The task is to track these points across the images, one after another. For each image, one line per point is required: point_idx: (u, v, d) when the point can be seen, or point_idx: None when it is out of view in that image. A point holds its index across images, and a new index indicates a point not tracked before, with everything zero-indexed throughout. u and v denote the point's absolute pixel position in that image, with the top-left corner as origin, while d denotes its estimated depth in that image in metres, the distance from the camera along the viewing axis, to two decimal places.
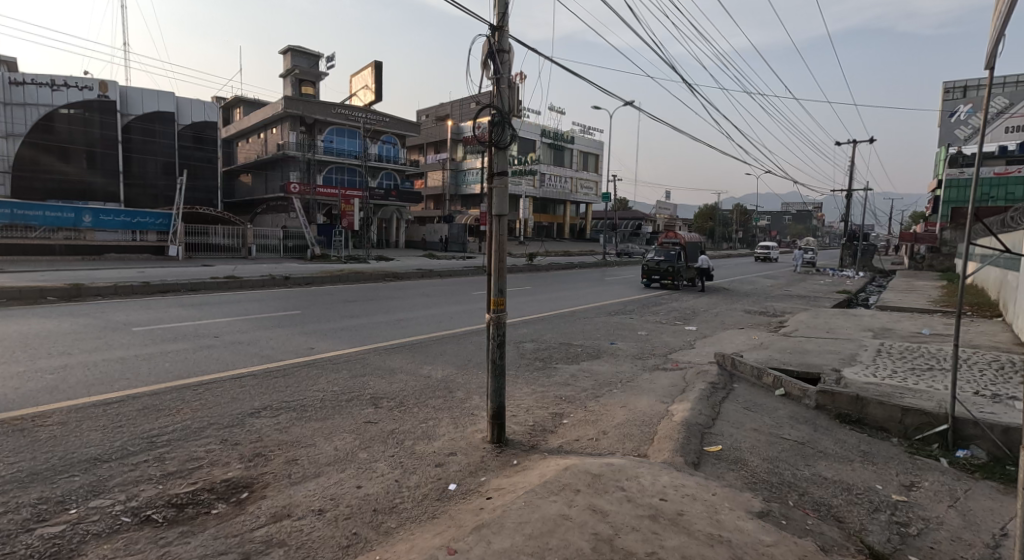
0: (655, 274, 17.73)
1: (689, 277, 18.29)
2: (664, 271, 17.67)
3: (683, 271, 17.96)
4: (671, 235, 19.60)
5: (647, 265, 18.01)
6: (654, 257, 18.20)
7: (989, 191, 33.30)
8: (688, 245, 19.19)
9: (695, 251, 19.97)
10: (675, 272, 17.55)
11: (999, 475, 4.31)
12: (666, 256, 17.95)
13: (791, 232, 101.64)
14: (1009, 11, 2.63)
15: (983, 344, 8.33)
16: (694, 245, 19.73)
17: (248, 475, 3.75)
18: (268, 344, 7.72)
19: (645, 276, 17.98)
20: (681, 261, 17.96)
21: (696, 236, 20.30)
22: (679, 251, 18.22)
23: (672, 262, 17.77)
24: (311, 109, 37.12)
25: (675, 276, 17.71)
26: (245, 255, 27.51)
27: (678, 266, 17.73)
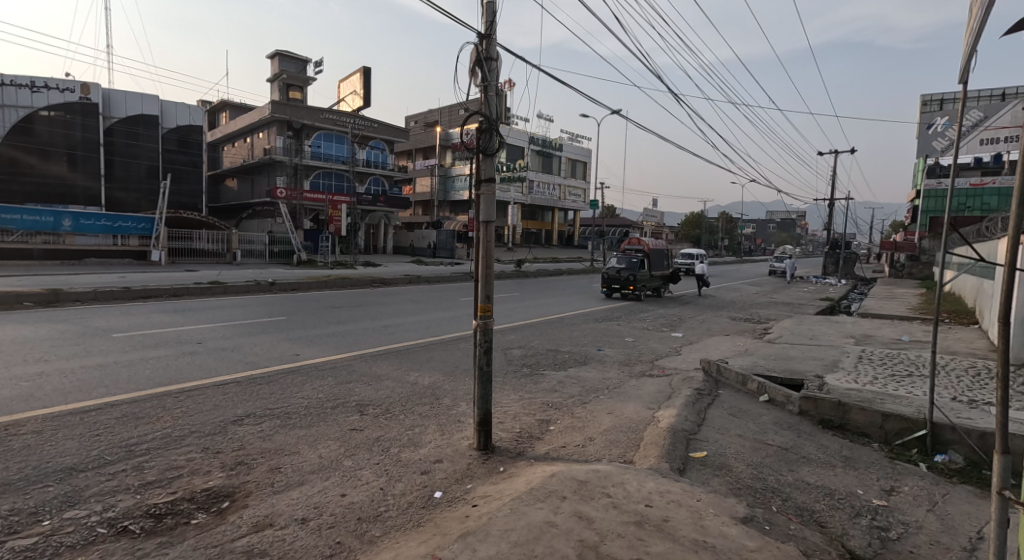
0: (615, 283, 17.09)
1: (649, 286, 17.71)
2: (624, 280, 17.01)
3: (644, 281, 17.32)
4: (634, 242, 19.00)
5: (607, 273, 17.37)
6: (615, 265, 17.53)
7: (964, 202, 33.83)
8: (654, 251, 18.36)
9: (662, 257, 19.09)
10: (635, 282, 16.89)
11: (975, 480, 4.39)
12: (628, 264, 17.28)
13: (776, 240, 102.78)
14: (981, 27, 2.61)
15: (960, 351, 8.51)
16: (659, 252, 18.93)
17: (230, 484, 3.70)
18: (253, 351, 7.61)
19: (605, 285, 17.32)
20: (643, 269, 17.33)
21: (664, 242, 19.54)
22: (641, 258, 17.52)
23: (634, 270, 17.12)
24: (299, 113, 37.07)
25: (636, 286, 17.09)
26: (229, 260, 27.20)
27: (639, 275, 17.08)
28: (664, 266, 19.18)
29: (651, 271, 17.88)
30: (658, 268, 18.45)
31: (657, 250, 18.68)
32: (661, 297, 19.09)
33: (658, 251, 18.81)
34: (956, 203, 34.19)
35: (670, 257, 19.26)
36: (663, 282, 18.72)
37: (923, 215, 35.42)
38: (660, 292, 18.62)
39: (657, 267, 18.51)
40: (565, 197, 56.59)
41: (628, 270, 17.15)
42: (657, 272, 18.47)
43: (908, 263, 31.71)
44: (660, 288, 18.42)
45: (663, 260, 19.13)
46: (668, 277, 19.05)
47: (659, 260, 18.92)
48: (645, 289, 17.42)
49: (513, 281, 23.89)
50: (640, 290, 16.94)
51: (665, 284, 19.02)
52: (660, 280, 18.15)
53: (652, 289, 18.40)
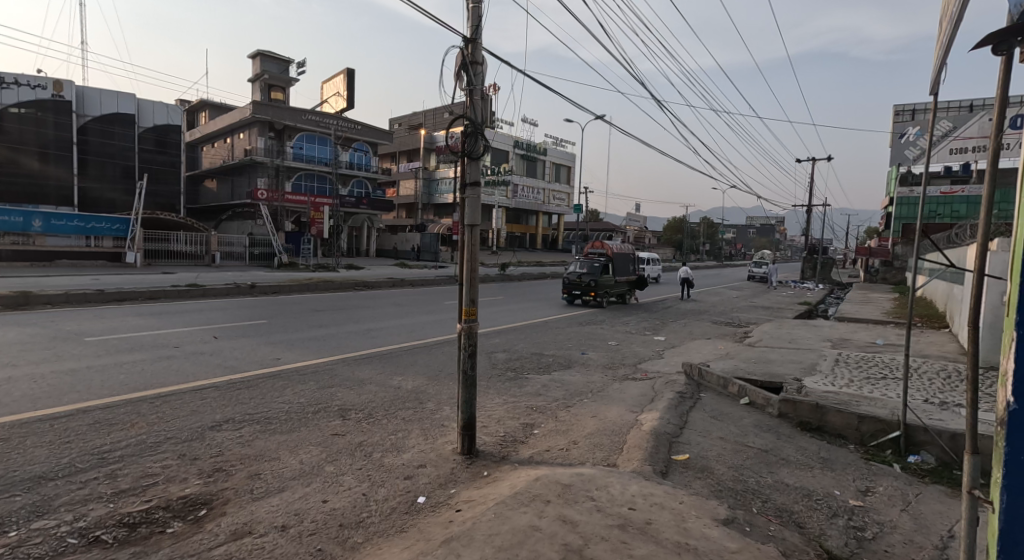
0: (576, 288, 16.19)
1: (613, 293, 16.83)
2: (585, 286, 16.11)
3: (607, 286, 16.36)
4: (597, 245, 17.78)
5: (569, 279, 16.47)
6: (577, 270, 16.68)
7: (935, 209, 34.69)
8: (618, 255, 17.38)
9: (627, 261, 18.24)
10: (596, 287, 15.97)
11: (947, 479, 4.52)
12: (590, 268, 16.43)
13: (755, 245, 104.39)
14: (950, 40, 2.69)
15: (933, 354, 8.74)
16: (624, 256, 17.93)
17: (207, 492, 3.64)
18: (233, 355, 7.51)
19: (566, 291, 16.45)
20: (605, 274, 16.44)
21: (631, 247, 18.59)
22: (604, 263, 16.66)
23: (596, 275, 16.22)
24: (280, 114, 36.76)
25: (598, 292, 16.16)
26: (208, 262, 26.75)
27: (601, 280, 16.20)
28: (629, 271, 18.15)
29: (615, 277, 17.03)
30: (620, 274, 17.40)
31: (621, 255, 17.70)
32: (626, 304, 18.16)
33: (623, 255, 17.76)
34: (927, 210, 35.03)
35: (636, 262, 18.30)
36: (628, 288, 17.77)
37: (897, 221, 36.23)
38: (625, 298, 17.73)
39: (620, 272, 17.47)
40: (549, 200, 56.78)
41: (590, 275, 16.29)
42: (620, 278, 17.37)
43: (883, 268, 32.47)
44: (623, 293, 17.42)
45: (627, 265, 18.08)
46: (634, 282, 18.11)
47: (624, 266, 17.87)
48: (608, 295, 16.51)
49: (496, 284, 23.93)
50: (602, 296, 16.04)
51: (631, 290, 18.09)
52: (624, 286, 17.27)
53: (617, 295, 17.51)
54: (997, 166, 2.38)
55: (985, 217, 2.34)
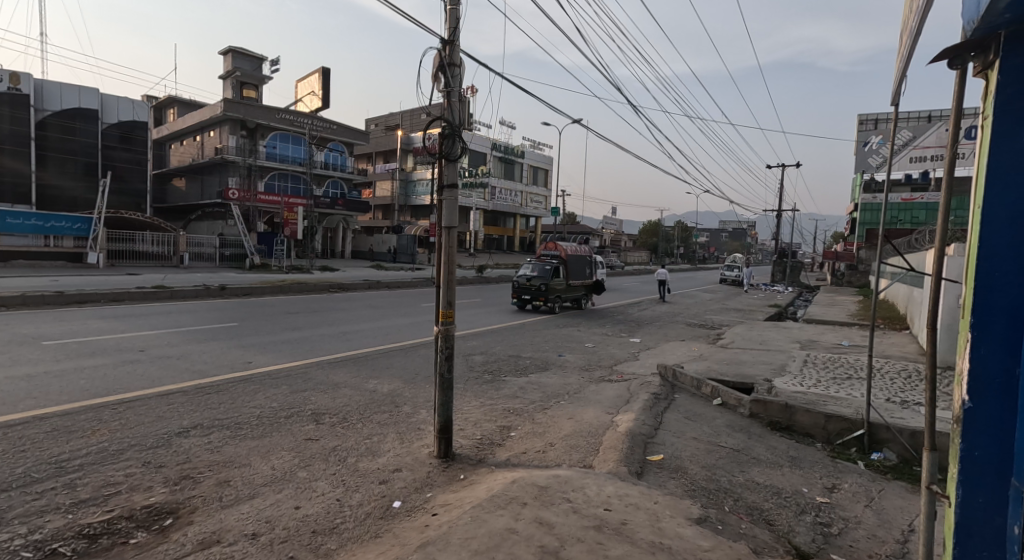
0: (525, 293, 15.08)
1: (566, 298, 15.78)
2: (536, 290, 15.01)
3: (559, 291, 15.30)
4: (550, 247, 16.55)
5: (518, 282, 15.39)
6: (528, 273, 15.59)
7: (897, 215, 35.89)
8: (572, 258, 16.21)
9: (583, 264, 17.17)
10: (547, 293, 14.89)
11: (908, 476, 4.69)
12: (541, 272, 15.35)
13: (727, 249, 106.43)
14: (909, 54, 2.78)
15: (894, 355, 9.07)
16: (579, 258, 16.82)
17: (174, 500, 3.56)
18: (201, 359, 7.34)
19: (515, 296, 15.34)
20: (557, 277, 15.40)
21: (588, 248, 17.48)
22: (556, 266, 15.60)
23: (547, 279, 15.17)
24: (253, 113, 36.04)
25: (549, 297, 15.07)
26: (176, 263, 26.06)
27: (553, 284, 15.14)
28: (585, 275, 17.08)
29: (567, 281, 15.96)
30: (574, 277, 16.28)
31: (576, 257, 16.54)
32: (583, 308, 17.14)
33: (578, 257, 16.63)
34: (890, 216, 36.19)
35: (593, 265, 17.20)
36: (584, 293, 16.72)
37: (861, 226, 37.36)
38: (581, 303, 16.68)
39: (574, 275, 16.36)
40: (527, 203, 56.96)
41: (540, 279, 15.19)
42: (574, 282, 16.26)
43: (848, 272, 33.41)
44: (577, 298, 16.36)
45: (583, 268, 16.94)
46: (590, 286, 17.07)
47: (579, 269, 16.75)
48: (560, 300, 15.43)
49: (474, 286, 23.89)
50: (553, 302, 14.96)
51: (587, 294, 17.09)
52: (580, 290, 16.26)
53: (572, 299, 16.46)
54: (951, 174, 2.50)
55: (942, 223, 2.44)
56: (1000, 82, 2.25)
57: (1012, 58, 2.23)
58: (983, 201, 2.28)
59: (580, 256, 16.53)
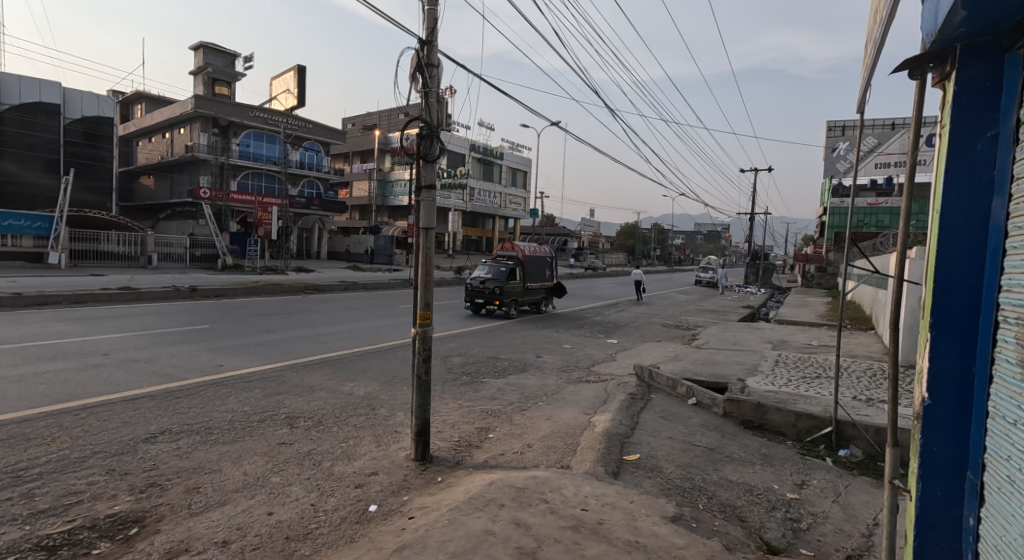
0: (479, 296, 14.10)
1: (523, 301, 14.84)
2: (490, 293, 14.05)
3: (515, 294, 14.36)
4: (508, 247, 15.56)
5: (472, 285, 14.40)
6: (482, 275, 14.62)
7: (863, 219, 36.95)
8: (530, 258, 15.26)
9: (543, 266, 16.21)
10: (501, 296, 13.97)
11: (872, 471, 4.84)
12: (495, 273, 14.37)
13: (702, 251, 108.28)
14: (870, 65, 2.88)
15: (861, 354, 9.34)
16: (538, 259, 15.89)
17: (139, 508, 3.47)
18: (170, 363, 7.16)
19: (469, 300, 14.35)
20: (513, 279, 14.45)
21: (549, 248, 16.59)
22: (512, 267, 14.66)
23: (502, 281, 14.21)
24: (225, 110, 35.28)
25: (504, 301, 14.11)
26: (144, 264, 25.45)
27: (508, 287, 14.19)
28: (545, 276, 16.18)
29: (525, 284, 15.05)
30: (533, 279, 15.38)
31: (535, 258, 15.63)
32: (543, 312, 16.28)
33: (537, 258, 15.71)
34: (856, 220, 37.24)
35: (553, 266, 16.32)
36: (543, 296, 15.78)
37: (829, 229, 38.35)
38: (540, 306, 15.76)
39: (533, 277, 15.45)
40: (505, 205, 57.01)
41: (495, 282, 14.25)
42: (532, 284, 15.36)
43: (817, 273, 34.24)
44: (536, 301, 15.44)
45: (542, 269, 16.03)
46: (550, 288, 16.19)
47: (538, 271, 15.83)
48: (516, 304, 14.50)
49: (452, 288, 23.80)
50: (508, 306, 14.05)
51: (547, 297, 16.23)
52: (539, 293, 15.39)
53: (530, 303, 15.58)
54: (912, 180, 2.59)
55: (903, 228, 2.53)
56: (955, 92, 2.36)
57: (968, 69, 2.34)
58: (941, 208, 2.38)
59: (539, 257, 15.61)
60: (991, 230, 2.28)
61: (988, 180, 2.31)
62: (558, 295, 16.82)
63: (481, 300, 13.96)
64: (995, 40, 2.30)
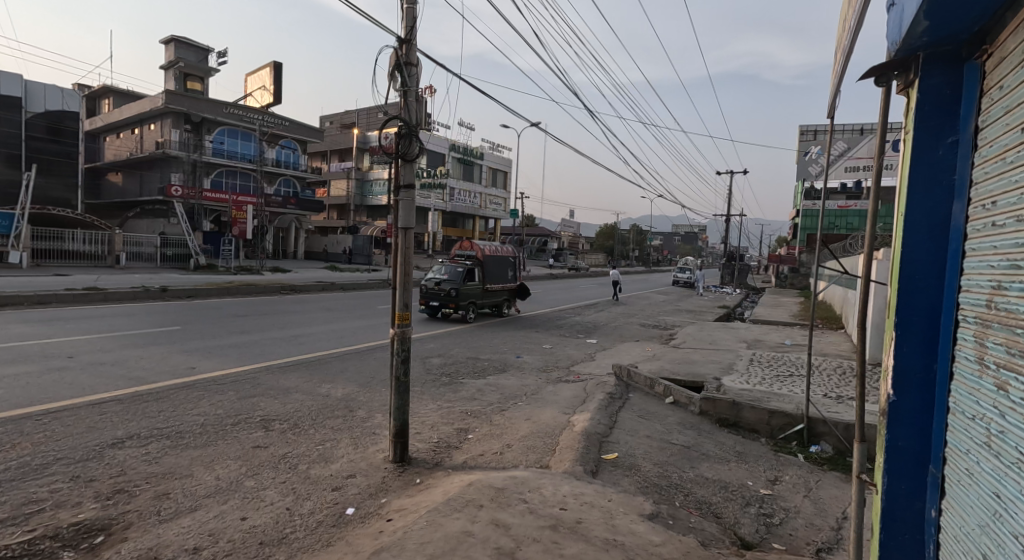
0: (433, 298, 13.22)
1: (482, 304, 14.01)
2: (445, 295, 13.18)
3: (473, 296, 13.53)
4: (467, 246, 14.68)
5: (426, 287, 13.51)
6: (438, 276, 13.74)
7: (833, 221, 37.84)
8: (490, 258, 14.40)
9: (505, 265, 15.35)
10: (457, 298, 13.12)
11: (841, 466, 4.98)
12: (452, 274, 13.49)
13: (680, 252, 109.73)
14: (840, 72, 2.94)
15: (832, 353, 9.57)
16: (499, 259, 15.03)
17: (105, 516, 3.37)
18: (139, 365, 6.97)
19: (423, 302, 13.46)
20: (471, 281, 13.60)
21: (512, 248, 15.73)
22: (470, 268, 13.81)
23: (458, 283, 13.35)
24: (198, 106, 34.47)
25: (460, 304, 13.26)
26: (111, 264, 24.73)
27: (464, 289, 13.33)
28: (507, 277, 15.34)
29: (484, 285, 14.22)
30: (493, 280, 14.54)
31: (495, 258, 14.76)
32: (505, 315, 15.45)
33: (498, 258, 14.85)
34: (827, 222, 38.13)
35: (516, 266, 15.47)
36: (504, 297, 14.95)
37: (802, 231, 39.19)
38: (500, 308, 14.96)
39: (492, 278, 14.61)
40: (486, 205, 56.97)
41: (450, 283, 13.39)
42: (492, 286, 14.52)
43: (790, 274, 34.96)
44: (496, 303, 14.63)
45: (504, 270, 15.18)
46: (513, 290, 15.34)
47: (499, 271, 14.98)
48: (474, 306, 13.67)
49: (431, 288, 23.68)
50: (463, 308, 13.24)
51: (510, 299, 15.41)
52: (500, 295, 14.61)
53: (491, 305, 14.77)
54: (878, 185, 2.66)
55: (871, 229, 2.60)
56: (919, 99, 2.43)
57: (931, 77, 2.43)
58: (905, 213, 2.45)
59: (500, 257, 14.76)
60: (952, 233, 2.37)
61: (950, 185, 2.40)
62: (522, 297, 15.98)
63: (435, 303, 13.09)
64: (956, 50, 2.39)
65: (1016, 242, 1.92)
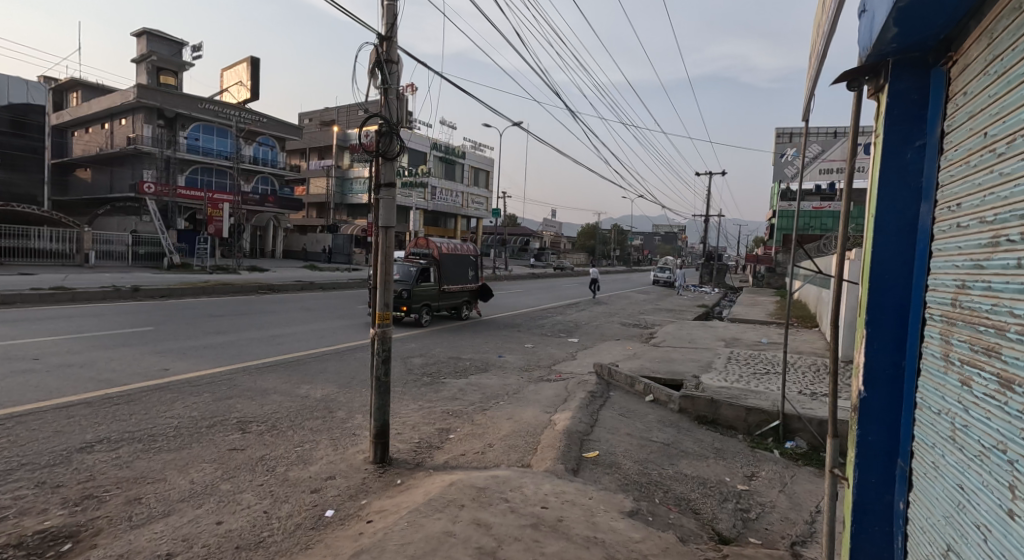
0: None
1: (438, 307, 12.89)
2: (396, 298, 12.05)
3: (427, 298, 12.42)
4: (422, 244, 13.52)
5: None
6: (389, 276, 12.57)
7: (807, 222, 38.60)
8: (446, 257, 13.28)
9: (465, 265, 14.21)
10: (409, 301, 11.99)
11: (816, 462, 5.09)
12: (403, 275, 12.34)
13: (660, 252, 110.98)
14: (814, 75, 2.98)
15: (807, 351, 9.77)
16: (458, 258, 13.89)
17: (73, 523, 3.28)
18: (109, 367, 6.80)
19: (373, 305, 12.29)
20: (424, 281, 12.45)
21: (473, 245, 14.62)
22: (424, 267, 12.67)
23: (411, 284, 12.20)
24: (171, 101, 33.68)
25: (413, 307, 12.13)
26: (79, 262, 24.09)
27: (418, 291, 12.20)
28: (468, 278, 14.23)
29: (440, 286, 13.10)
30: (450, 281, 13.42)
31: (453, 257, 13.64)
32: (465, 318, 14.37)
33: (457, 256, 13.73)
34: (802, 223, 38.88)
35: (477, 266, 14.38)
36: (463, 299, 13.83)
37: (778, 232, 39.91)
38: (460, 310, 13.83)
39: (450, 279, 13.50)
40: (468, 205, 56.85)
41: (402, 284, 12.25)
42: (449, 287, 13.42)
43: (767, 274, 35.56)
44: (455, 306, 13.52)
45: (464, 270, 14.05)
46: (474, 291, 14.23)
47: (458, 271, 13.87)
48: (429, 309, 12.54)
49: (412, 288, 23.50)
50: (416, 311, 12.11)
51: (471, 301, 14.30)
52: (459, 296, 13.52)
53: (450, 308, 13.67)
54: (850, 187, 2.72)
55: (843, 230, 2.65)
56: (888, 104, 2.49)
57: (899, 82, 2.49)
58: (876, 214, 2.51)
59: (458, 255, 13.66)
60: (920, 235, 2.43)
61: (917, 188, 2.47)
62: (483, 299, 14.89)
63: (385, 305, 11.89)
64: (922, 57, 2.45)
65: (980, 242, 1.98)
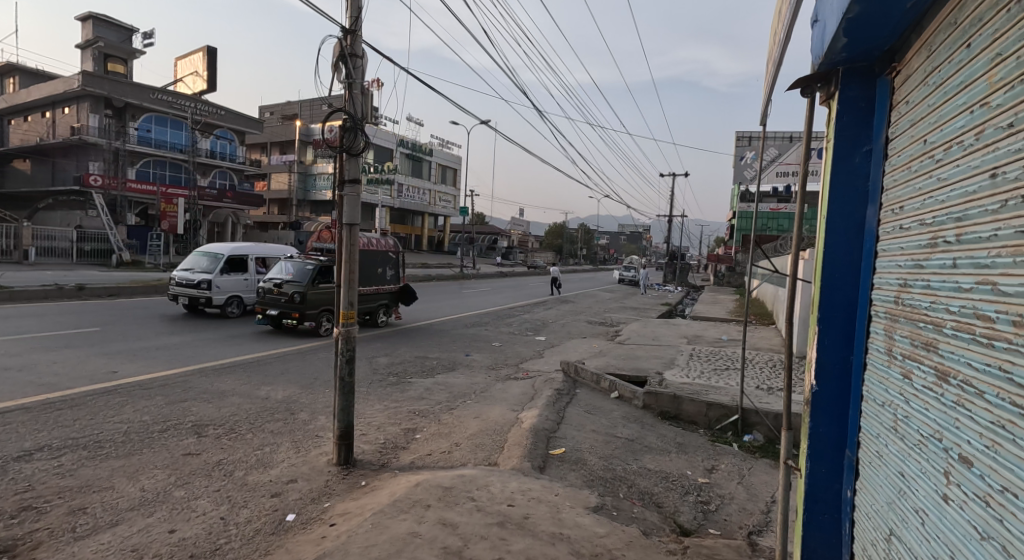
0: (273, 306, 9.92)
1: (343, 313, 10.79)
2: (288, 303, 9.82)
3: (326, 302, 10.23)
4: None
5: (266, 290, 10.12)
6: (282, 275, 10.30)
7: (766, 223, 39.70)
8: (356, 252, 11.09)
9: (380, 263, 12.04)
10: (303, 307, 9.78)
11: (772, 454, 5.26)
12: (297, 274, 10.06)
13: (626, 251, 112.71)
14: (770, 80, 3.05)
15: (764, 347, 10.08)
16: (372, 254, 11.69)
17: (9, 537, 3.10)
18: (50, 371, 6.45)
19: (261, 311, 10.05)
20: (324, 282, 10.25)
21: (391, 239, 12.48)
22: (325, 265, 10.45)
23: (307, 286, 9.99)
24: (120, 90, 32.18)
25: (308, 314, 9.95)
26: (17, 259, 22.66)
27: (315, 294, 10.00)
28: (383, 278, 12.10)
29: None
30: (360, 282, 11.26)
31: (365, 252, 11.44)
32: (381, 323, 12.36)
33: (371, 252, 11.55)
34: (760, 224, 39.97)
35: (395, 263, 12.24)
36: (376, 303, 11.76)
37: (738, 232, 40.96)
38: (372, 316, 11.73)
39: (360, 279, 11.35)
40: (435, 202, 56.46)
41: (296, 286, 10.01)
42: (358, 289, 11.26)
43: (728, 273, 36.48)
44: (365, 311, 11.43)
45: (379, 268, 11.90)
46: (392, 294, 12.22)
47: (371, 269, 11.73)
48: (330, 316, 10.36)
49: None
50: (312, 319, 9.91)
51: (388, 305, 12.26)
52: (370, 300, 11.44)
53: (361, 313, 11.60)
54: (804, 189, 2.81)
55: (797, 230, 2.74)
56: (838, 109, 2.59)
57: (849, 89, 2.59)
58: (827, 215, 2.61)
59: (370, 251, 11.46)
60: (867, 235, 2.54)
61: (864, 190, 2.58)
62: (403, 303, 12.82)
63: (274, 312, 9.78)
64: (869, 66, 2.57)
65: (920, 242, 2.07)
